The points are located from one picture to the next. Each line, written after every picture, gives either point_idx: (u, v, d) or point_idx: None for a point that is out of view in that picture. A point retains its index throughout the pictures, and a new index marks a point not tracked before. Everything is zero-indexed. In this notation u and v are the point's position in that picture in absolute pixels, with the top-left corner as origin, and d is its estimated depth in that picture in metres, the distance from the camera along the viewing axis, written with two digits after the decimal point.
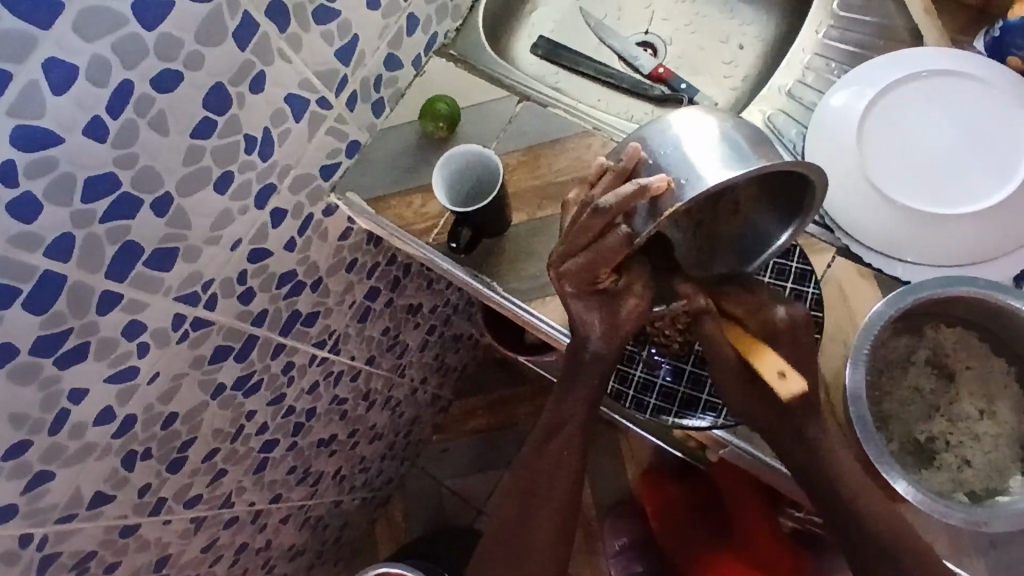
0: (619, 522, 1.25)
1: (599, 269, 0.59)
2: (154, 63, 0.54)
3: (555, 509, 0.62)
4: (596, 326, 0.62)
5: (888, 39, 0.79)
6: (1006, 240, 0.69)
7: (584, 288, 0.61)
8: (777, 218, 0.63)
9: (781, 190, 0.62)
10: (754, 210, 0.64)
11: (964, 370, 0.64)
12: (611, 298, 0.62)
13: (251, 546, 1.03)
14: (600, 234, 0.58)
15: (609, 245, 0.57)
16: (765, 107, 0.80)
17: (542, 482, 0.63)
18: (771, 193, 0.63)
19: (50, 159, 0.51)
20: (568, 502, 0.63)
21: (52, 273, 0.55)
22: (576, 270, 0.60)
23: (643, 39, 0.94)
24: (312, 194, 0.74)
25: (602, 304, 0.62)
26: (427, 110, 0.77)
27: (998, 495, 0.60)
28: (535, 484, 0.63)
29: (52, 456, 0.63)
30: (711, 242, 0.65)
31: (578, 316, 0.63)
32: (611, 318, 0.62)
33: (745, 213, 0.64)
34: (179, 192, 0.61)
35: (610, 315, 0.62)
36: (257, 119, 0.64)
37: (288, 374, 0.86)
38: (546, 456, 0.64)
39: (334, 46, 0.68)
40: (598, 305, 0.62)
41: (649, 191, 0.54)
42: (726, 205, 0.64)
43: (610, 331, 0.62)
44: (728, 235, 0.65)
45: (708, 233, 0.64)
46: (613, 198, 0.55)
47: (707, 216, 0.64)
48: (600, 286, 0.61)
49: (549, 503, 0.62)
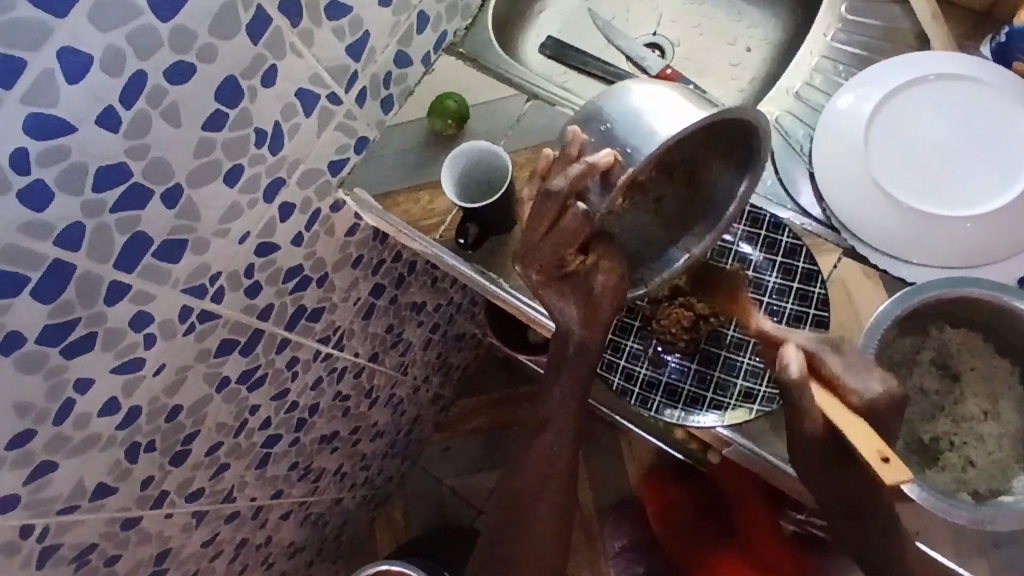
0: (622, 523, 1.25)
1: (564, 247, 0.58)
2: (167, 55, 0.54)
3: (552, 509, 0.67)
4: (574, 314, 0.62)
5: (896, 43, 0.80)
6: (1009, 243, 0.69)
7: (551, 274, 0.60)
8: (734, 172, 0.64)
9: (726, 137, 0.63)
10: (710, 168, 0.65)
11: (968, 371, 0.65)
12: (581, 278, 0.61)
13: (251, 542, 1.02)
14: (563, 215, 0.56)
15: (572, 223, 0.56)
16: (772, 108, 0.80)
17: (534, 485, 0.67)
18: (717, 147, 0.64)
19: (62, 149, 0.52)
20: (564, 498, 0.67)
21: (62, 263, 0.55)
22: (540, 252, 0.58)
23: (651, 40, 0.94)
24: (320, 189, 0.74)
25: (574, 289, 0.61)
26: (436, 107, 0.78)
27: (1002, 496, 0.60)
28: (531, 483, 0.67)
29: (57, 446, 0.63)
30: (678, 211, 0.66)
31: (553, 309, 0.62)
32: (586, 299, 0.62)
33: (703, 176, 0.65)
34: (189, 184, 0.61)
35: (585, 296, 0.62)
36: (268, 113, 0.64)
37: (292, 370, 0.86)
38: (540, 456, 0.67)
39: (345, 42, 0.68)
40: (569, 288, 0.61)
41: (597, 166, 0.54)
42: (681, 169, 0.64)
43: (588, 315, 0.62)
44: (692, 204, 0.66)
45: (670, 202, 0.66)
46: (565, 180, 0.55)
47: (665, 186, 0.65)
48: (567, 269, 0.60)
49: (543, 503, 0.67)
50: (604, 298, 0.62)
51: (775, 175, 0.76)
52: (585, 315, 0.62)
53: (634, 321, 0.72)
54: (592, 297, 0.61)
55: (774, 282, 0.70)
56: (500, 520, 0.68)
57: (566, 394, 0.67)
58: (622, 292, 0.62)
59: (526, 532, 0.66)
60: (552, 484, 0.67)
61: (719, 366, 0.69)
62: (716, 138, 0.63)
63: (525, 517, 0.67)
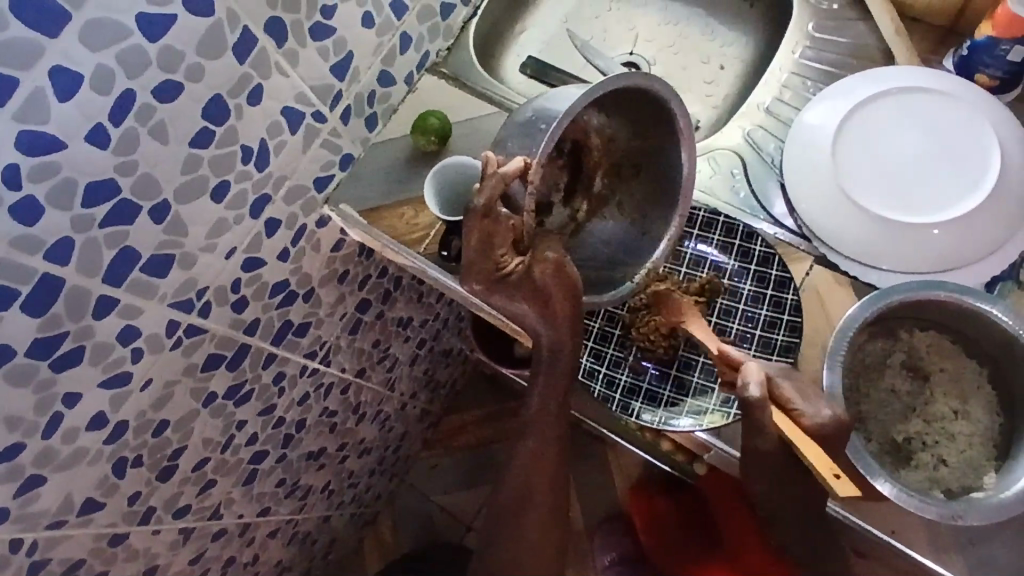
0: (611, 536, 1.26)
1: (494, 249, 0.60)
2: (156, 74, 0.56)
3: (542, 514, 0.67)
4: (530, 314, 0.63)
5: (862, 59, 0.83)
6: (978, 248, 0.72)
7: (492, 282, 0.62)
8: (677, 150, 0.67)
9: (657, 122, 0.66)
10: (661, 160, 0.68)
11: (937, 372, 0.67)
12: (523, 277, 0.62)
13: (238, 560, 1.02)
14: (490, 221, 0.59)
15: (500, 224, 0.60)
16: (744, 123, 0.82)
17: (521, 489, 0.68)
18: (645, 134, 0.68)
19: (53, 164, 0.53)
20: (551, 507, 0.68)
21: (50, 277, 0.56)
22: (475, 262, 0.61)
23: (627, 59, 0.97)
24: (305, 206, 0.76)
25: (519, 287, 0.62)
26: (419, 124, 0.80)
27: (972, 492, 0.62)
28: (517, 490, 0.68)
29: (45, 460, 0.63)
30: (637, 204, 0.70)
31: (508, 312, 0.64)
32: (536, 294, 0.63)
33: (649, 163, 0.69)
34: (176, 200, 0.62)
35: (533, 292, 0.63)
36: (253, 131, 0.66)
37: (279, 385, 0.87)
38: (527, 462, 0.68)
39: (330, 62, 0.70)
40: (517, 292, 0.63)
41: (506, 174, 0.59)
42: (628, 164, 0.70)
43: (542, 309, 0.64)
44: (647, 192, 0.70)
45: (631, 200, 0.71)
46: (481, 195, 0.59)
47: (627, 190, 0.71)
48: (506, 273, 0.61)
49: (533, 508, 0.67)
50: (555, 291, 0.63)
51: (749, 188, 0.79)
52: (541, 313, 0.64)
53: (614, 329, 0.74)
54: (542, 293, 0.63)
55: (749, 289, 0.72)
56: (490, 532, 0.68)
57: (545, 398, 0.68)
58: (565, 278, 0.64)
59: (515, 537, 0.66)
60: (539, 489, 0.68)
61: (697, 372, 0.71)
62: (639, 124, 0.67)
63: (516, 528, 0.66)
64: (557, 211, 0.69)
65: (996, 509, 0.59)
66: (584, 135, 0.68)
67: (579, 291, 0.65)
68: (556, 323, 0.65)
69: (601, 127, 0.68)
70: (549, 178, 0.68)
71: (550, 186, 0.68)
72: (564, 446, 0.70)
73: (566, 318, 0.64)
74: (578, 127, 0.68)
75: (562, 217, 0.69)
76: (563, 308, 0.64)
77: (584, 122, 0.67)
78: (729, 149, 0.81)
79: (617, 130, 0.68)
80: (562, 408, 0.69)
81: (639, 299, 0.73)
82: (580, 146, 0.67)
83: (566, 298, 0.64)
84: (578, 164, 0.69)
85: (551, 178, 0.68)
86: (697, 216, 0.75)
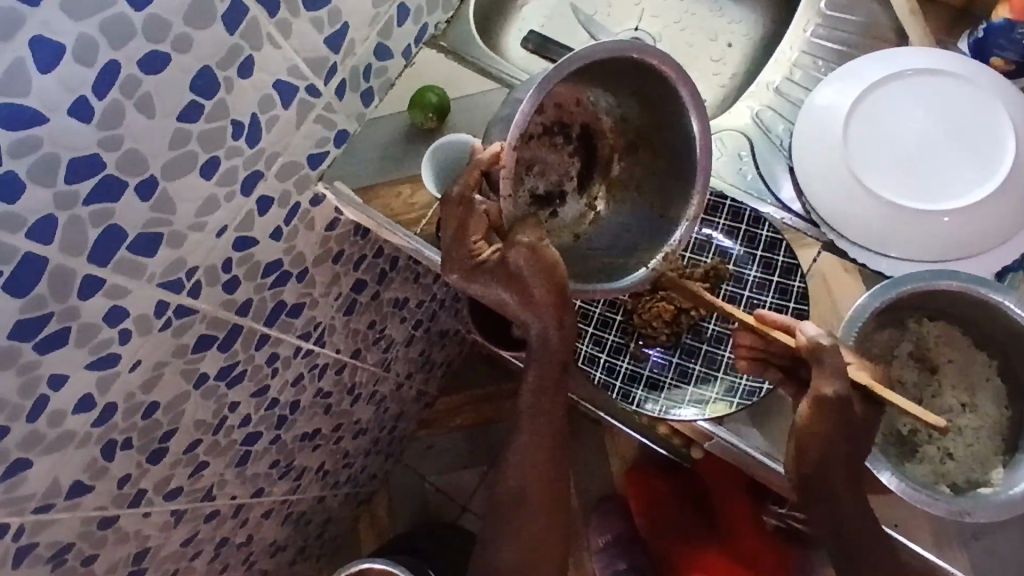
0: (604, 518, 1.25)
1: (467, 236, 0.60)
2: (141, 44, 0.53)
3: (541, 516, 0.71)
4: (509, 300, 0.63)
5: (874, 39, 0.81)
6: (987, 238, 0.71)
7: (468, 270, 0.62)
8: (679, 129, 0.64)
9: (660, 101, 0.64)
10: (662, 140, 0.67)
11: (945, 364, 0.66)
12: (499, 265, 0.61)
13: (232, 540, 1.01)
14: (463, 210, 0.60)
15: (475, 211, 0.60)
16: (752, 104, 0.80)
17: (518, 492, 0.71)
18: (653, 111, 0.66)
19: (33, 139, 0.50)
20: (549, 507, 0.72)
21: (33, 256, 0.54)
22: (449, 250, 0.61)
23: (633, 35, 0.93)
24: (299, 183, 0.73)
25: (497, 274, 0.62)
26: (416, 100, 0.77)
27: (979, 487, 0.61)
28: (513, 494, 0.71)
29: (30, 443, 0.62)
30: (657, 186, 0.68)
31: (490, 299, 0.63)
32: (516, 282, 0.62)
33: (659, 140, 0.67)
34: (165, 176, 0.60)
35: (513, 280, 0.62)
36: (244, 105, 0.63)
37: (272, 366, 0.86)
38: (524, 458, 0.71)
39: (324, 33, 0.67)
40: (494, 278, 0.62)
41: (482, 161, 0.59)
42: (641, 142, 0.68)
43: (522, 296, 0.62)
44: (655, 172, 0.68)
45: (648, 180, 0.69)
46: (456, 184, 0.59)
47: (641, 173, 0.69)
48: (480, 260, 0.61)
49: (531, 509, 0.71)
50: (531, 277, 0.61)
51: (757, 170, 0.77)
52: (520, 298, 0.62)
53: (616, 315, 0.72)
54: (519, 280, 0.61)
55: (754, 275, 0.70)
56: (489, 532, 0.73)
57: (539, 388, 0.69)
58: (546, 266, 0.61)
59: (517, 535, 0.71)
60: (538, 492, 0.71)
61: (699, 359, 0.70)
62: (643, 97, 0.65)
63: (513, 521, 0.71)
64: (571, 202, 0.70)
65: (1008, 503, 0.58)
66: (593, 120, 0.69)
67: (561, 272, 0.62)
68: (536, 308, 0.63)
69: (609, 109, 0.68)
70: (557, 167, 0.69)
71: (560, 177, 0.69)
72: (559, 446, 0.72)
73: (545, 303, 0.62)
74: (584, 110, 0.68)
75: (577, 209, 0.70)
76: (543, 294, 0.62)
77: (580, 102, 0.67)
78: (735, 130, 0.79)
79: (626, 110, 0.67)
80: (557, 395, 0.70)
81: None
82: (589, 128, 0.69)
83: (544, 282, 0.61)
84: (590, 151, 0.70)
85: (560, 168, 0.70)
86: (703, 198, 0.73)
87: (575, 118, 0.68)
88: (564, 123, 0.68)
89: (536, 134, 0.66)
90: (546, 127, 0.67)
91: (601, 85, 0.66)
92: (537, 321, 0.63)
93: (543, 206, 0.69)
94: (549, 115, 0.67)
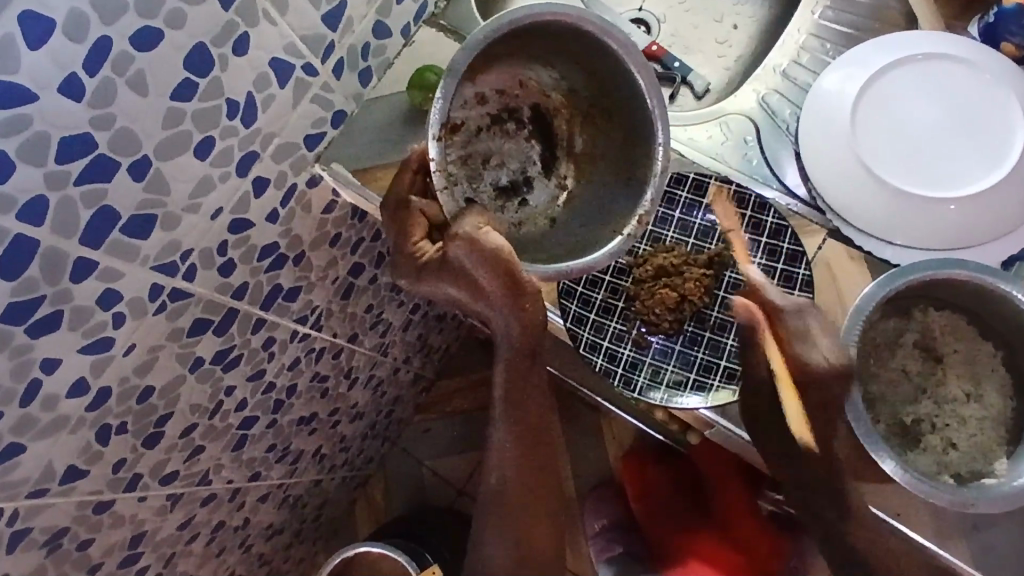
0: (600, 502, 1.27)
1: (409, 236, 0.67)
2: (134, 19, 0.52)
3: (536, 507, 0.67)
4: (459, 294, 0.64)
5: (882, 22, 0.80)
6: (993, 226, 0.70)
7: (415, 271, 0.66)
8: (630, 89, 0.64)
9: (601, 66, 0.65)
10: (616, 104, 0.66)
11: (951, 353, 0.66)
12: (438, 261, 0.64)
13: (229, 524, 1.01)
14: (403, 211, 0.67)
15: (412, 212, 0.67)
16: (759, 87, 0.79)
17: (513, 482, 0.67)
18: (598, 73, 0.66)
19: (23, 117, 0.49)
20: (545, 498, 0.68)
21: (25, 238, 0.52)
22: (397, 250, 0.68)
23: (636, 16, 0.92)
24: (296, 164, 0.72)
25: (439, 271, 0.64)
26: (415, 80, 0.76)
27: (983, 478, 0.61)
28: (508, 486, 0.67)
29: (23, 428, 0.61)
30: (621, 153, 0.67)
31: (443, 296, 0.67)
32: (460, 275, 0.63)
33: (613, 105, 0.67)
34: (159, 156, 0.58)
35: (456, 275, 0.63)
36: (239, 84, 0.62)
37: (268, 350, 0.85)
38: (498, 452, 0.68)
39: (321, 10, 0.66)
40: (438, 275, 0.65)
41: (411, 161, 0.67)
42: (597, 111, 0.68)
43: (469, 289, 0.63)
44: (615, 139, 0.68)
45: (613, 147, 0.68)
46: (395, 190, 0.68)
47: (604, 141, 0.69)
48: (423, 259, 0.66)
49: (525, 497, 0.67)
50: (473, 266, 0.61)
51: (762, 156, 0.75)
52: (469, 292, 0.63)
53: (618, 301, 0.70)
54: (460, 273, 0.62)
55: (760, 263, 0.69)
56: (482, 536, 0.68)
57: (510, 376, 0.67)
58: (487, 254, 0.60)
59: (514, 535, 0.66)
60: (532, 483, 0.68)
61: (702, 347, 0.69)
62: (584, 63, 0.66)
63: (507, 515, 0.67)
64: (540, 185, 0.70)
65: (1008, 495, 0.58)
66: (542, 99, 0.70)
67: (506, 256, 0.60)
68: (488, 300, 0.63)
69: (555, 84, 0.69)
70: (516, 154, 0.71)
71: (521, 163, 0.70)
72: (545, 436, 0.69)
73: (493, 291, 0.61)
74: (531, 91, 0.70)
75: (547, 190, 0.70)
76: (488, 283, 0.61)
77: (523, 82, 0.69)
78: (741, 114, 0.77)
79: (571, 81, 0.68)
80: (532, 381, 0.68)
81: (645, 270, 0.70)
82: (540, 109, 0.71)
83: (486, 270, 0.61)
84: (548, 132, 0.71)
85: (520, 155, 0.71)
86: (707, 183, 0.71)
87: (522, 100, 0.70)
88: (512, 108, 0.70)
89: (484, 126, 0.68)
90: (494, 116, 0.69)
91: (539, 62, 0.68)
92: (491, 310, 0.62)
93: (510, 197, 0.69)
94: (493, 104, 0.68)
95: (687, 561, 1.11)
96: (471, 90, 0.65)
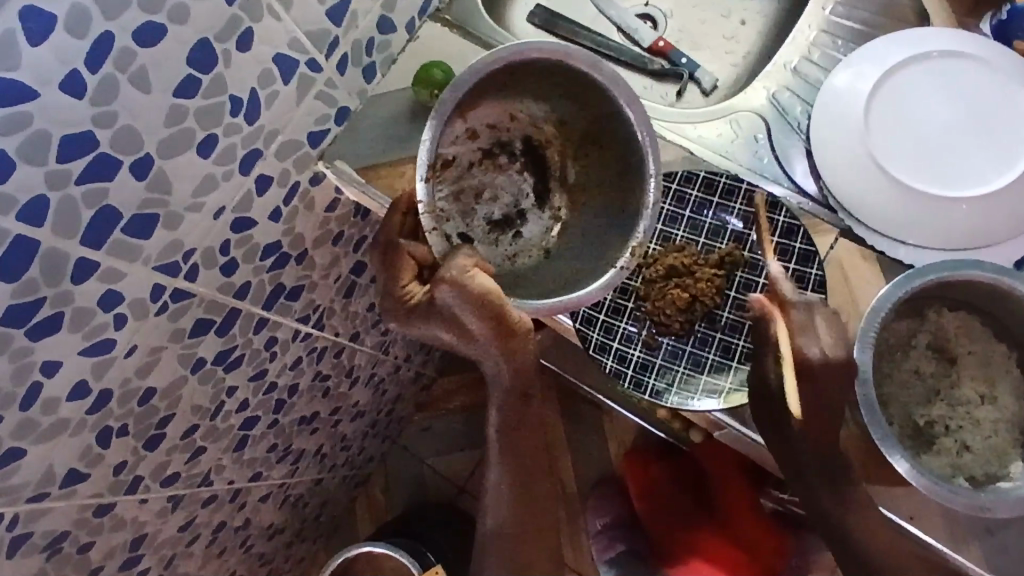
0: (603, 501, 1.27)
1: (398, 279, 0.65)
2: (137, 14, 0.50)
3: (530, 538, 0.72)
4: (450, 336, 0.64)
5: (892, 18, 0.79)
6: (1006, 226, 0.70)
7: (404, 314, 0.65)
8: (621, 122, 0.64)
9: (592, 98, 0.64)
10: (609, 134, 0.66)
11: (965, 355, 0.65)
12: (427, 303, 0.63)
13: (230, 525, 1.00)
14: (391, 252, 0.66)
15: (400, 253, 0.65)
16: (770, 84, 0.78)
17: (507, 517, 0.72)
18: (590, 105, 0.65)
19: (23, 115, 0.48)
20: (539, 527, 0.73)
21: (25, 239, 0.51)
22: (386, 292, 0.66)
23: (643, 11, 0.91)
24: (299, 161, 0.71)
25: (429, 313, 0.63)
26: (421, 76, 0.74)
27: (998, 481, 0.61)
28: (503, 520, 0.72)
29: (23, 431, 0.59)
30: (616, 182, 0.67)
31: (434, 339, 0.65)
32: (449, 317, 0.62)
33: (605, 135, 0.66)
34: (162, 154, 0.57)
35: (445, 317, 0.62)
36: (243, 80, 0.60)
37: (270, 350, 0.83)
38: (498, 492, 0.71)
39: (326, 5, 0.64)
40: (427, 317, 0.64)
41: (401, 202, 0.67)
42: (589, 143, 0.68)
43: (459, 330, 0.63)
44: (609, 169, 0.67)
45: (608, 177, 0.67)
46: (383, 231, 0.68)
47: (597, 170, 0.68)
48: (412, 302, 0.64)
49: (518, 530, 0.72)
50: (463, 310, 0.60)
51: (772, 154, 0.74)
52: (459, 335, 0.63)
53: (627, 302, 0.70)
54: (450, 317, 0.62)
55: (771, 263, 0.68)
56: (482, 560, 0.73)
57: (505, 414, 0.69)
58: (476, 297, 0.59)
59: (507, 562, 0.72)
60: (526, 514, 0.72)
61: (713, 348, 0.68)
62: (576, 97, 0.65)
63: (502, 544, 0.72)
64: (533, 219, 0.69)
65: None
66: (534, 130, 0.69)
67: (496, 299, 0.59)
68: (478, 342, 0.63)
69: (545, 116, 0.68)
70: (510, 185, 0.69)
71: (514, 196, 0.69)
72: (543, 469, 0.73)
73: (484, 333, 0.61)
74: (522, 123, 0.68)
75: (542, 223, 0.69)
76: (478, 326, 0.61)
77: (513, 116, 0.68)
78: (751, 111, 0.77)
79: (563, 112, 0.67)
80: (529, 419, 0.70)
81: (655, 270, 0.70)
82: (532, 141, 0.69)
83: (477, 314, 0.60)
84: (540, 163, 0.70)
85: (513, 188, 0.70)
86: (717, 183, 0.71)
87: (514, 133, 0.69)
88: (504, 141, 0.69)
89: (476, 161, 0.67)
90: (486, 151, 0.68)
91: (530, 95, 0.66)
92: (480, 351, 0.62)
93: (504, 230, 0.68)
94: (484, 139, 0.67)
95: (691, 560, 1.10)
96: (462, 126, 0.64)
